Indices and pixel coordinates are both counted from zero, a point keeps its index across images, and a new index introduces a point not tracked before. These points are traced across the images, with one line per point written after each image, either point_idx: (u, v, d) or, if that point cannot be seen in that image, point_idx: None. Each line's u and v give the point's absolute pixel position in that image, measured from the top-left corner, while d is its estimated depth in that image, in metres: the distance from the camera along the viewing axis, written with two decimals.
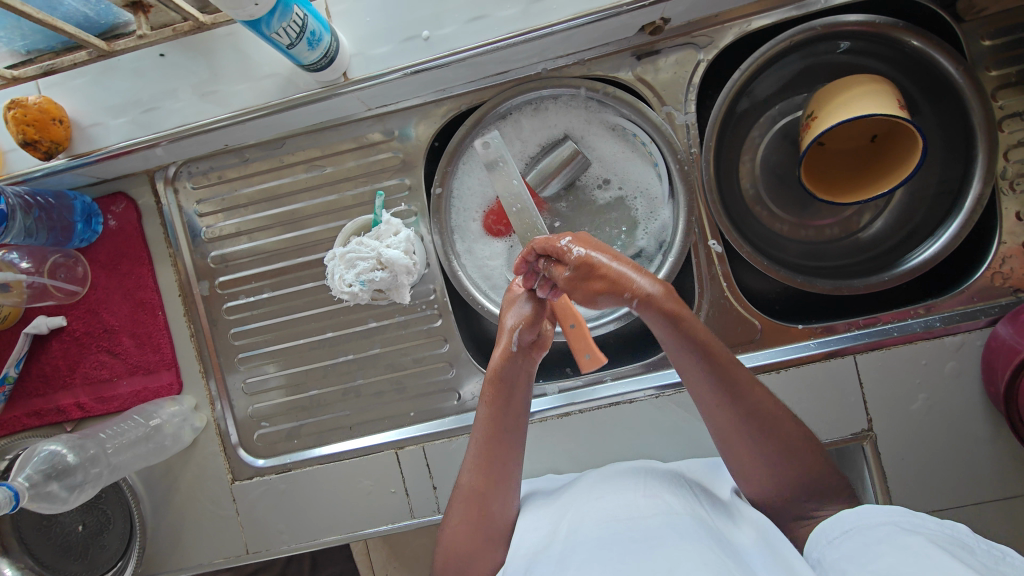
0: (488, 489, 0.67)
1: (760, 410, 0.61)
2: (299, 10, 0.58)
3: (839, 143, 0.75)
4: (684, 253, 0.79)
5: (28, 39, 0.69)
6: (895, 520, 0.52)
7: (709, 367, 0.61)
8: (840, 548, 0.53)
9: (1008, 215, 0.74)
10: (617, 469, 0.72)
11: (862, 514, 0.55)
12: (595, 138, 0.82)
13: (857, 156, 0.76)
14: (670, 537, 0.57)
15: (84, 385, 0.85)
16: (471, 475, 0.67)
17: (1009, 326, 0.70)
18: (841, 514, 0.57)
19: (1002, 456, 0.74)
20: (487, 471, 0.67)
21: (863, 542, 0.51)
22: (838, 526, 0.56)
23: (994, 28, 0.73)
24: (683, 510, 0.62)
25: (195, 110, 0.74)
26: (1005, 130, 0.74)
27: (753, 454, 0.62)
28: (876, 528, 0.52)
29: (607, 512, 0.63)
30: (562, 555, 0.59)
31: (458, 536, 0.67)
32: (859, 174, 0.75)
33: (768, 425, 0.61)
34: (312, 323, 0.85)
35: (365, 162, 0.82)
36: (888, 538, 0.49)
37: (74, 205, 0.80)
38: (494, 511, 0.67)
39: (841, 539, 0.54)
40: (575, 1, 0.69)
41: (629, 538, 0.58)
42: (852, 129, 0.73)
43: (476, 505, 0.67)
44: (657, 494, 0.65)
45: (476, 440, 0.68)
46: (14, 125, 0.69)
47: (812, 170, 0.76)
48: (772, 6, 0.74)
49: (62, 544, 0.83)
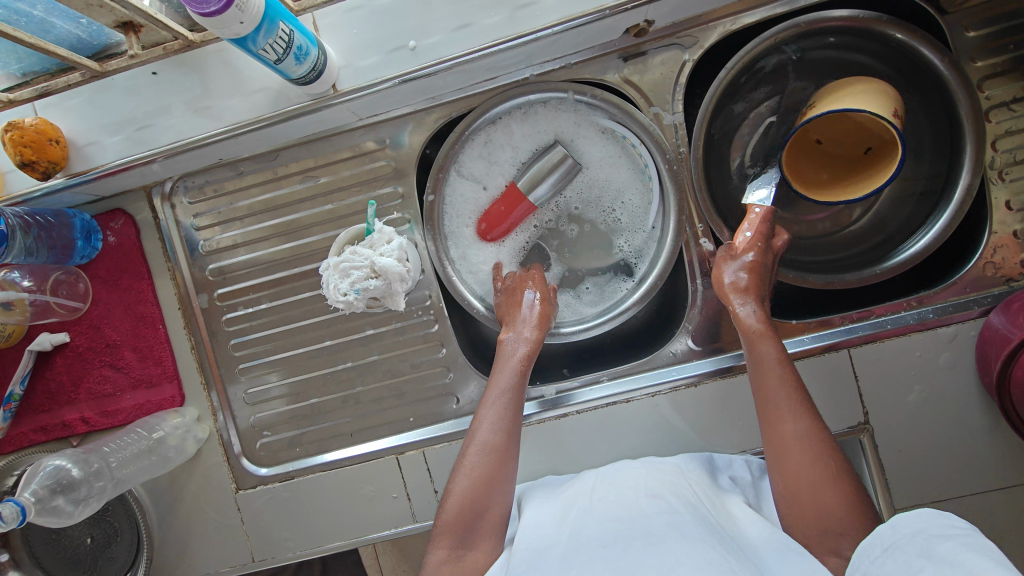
0: (502, 445, 0.68)
1: (807, 437, 0.63)
2: (285, 26, 0.59)
3: (834, 142, 0.76)
4: (675, 252, 0.80)
5: (24, 62, 0.70)
6: (928, 526, 0.51)
7: (773, 378, 0.66)
8: (884, 569, 0.51)
9: (998, 205, 0.74)
10: (618, 469, 0.72)
11: (897, 528, 0.53)
12: (586, 142, 0.82)
13: (843, 163, 0.76)
14: (671, 535, 0.57)
15: (88, 400, 0.87)
16: (489, 433, 0.69)
17: (1002, 315, 0.70)
18: (878, 531, 0.54)
19: (1001, 445, 0.74)
20: (504, 427, 0.69)
21: (906, 561, 0.49)
22: (878, 544, 0.53)
23: (978, 19, 0.73)
24: (684, 507, 0.62)
25: (188, 126, 0.75)
26: (992, 120, 0.74)
27: (784, 469, 0.63)
28: (914, 542, 0.50)
29: (608, 513, 0.64)
30: (566, 554, 0.59)
31: (472, 488, 0.66)
32: (841, 177, 0.75)
33: (803, 452, 0.62)
34: (311, 331, 0.86)
35: (359, 171, 0.83)
36: (929, 553, 0.48)
37: (74, 223, 0.81)
38: (502, 473, 0.67)
39: (881, 560, 0.52)
40: (559, 6, 0.70)
41: (632, 537, 0.59)
42: (852, 134, 0.74)
43: (488, 458, 0.67)
44: (657, 490, 0.66)
45: (495, 402, 0.70)
46: (12, 147, 0.71)
47: (797, 163, 0.76)
48: (756, 4, 0.75)
49: (72, 556, 0.85)
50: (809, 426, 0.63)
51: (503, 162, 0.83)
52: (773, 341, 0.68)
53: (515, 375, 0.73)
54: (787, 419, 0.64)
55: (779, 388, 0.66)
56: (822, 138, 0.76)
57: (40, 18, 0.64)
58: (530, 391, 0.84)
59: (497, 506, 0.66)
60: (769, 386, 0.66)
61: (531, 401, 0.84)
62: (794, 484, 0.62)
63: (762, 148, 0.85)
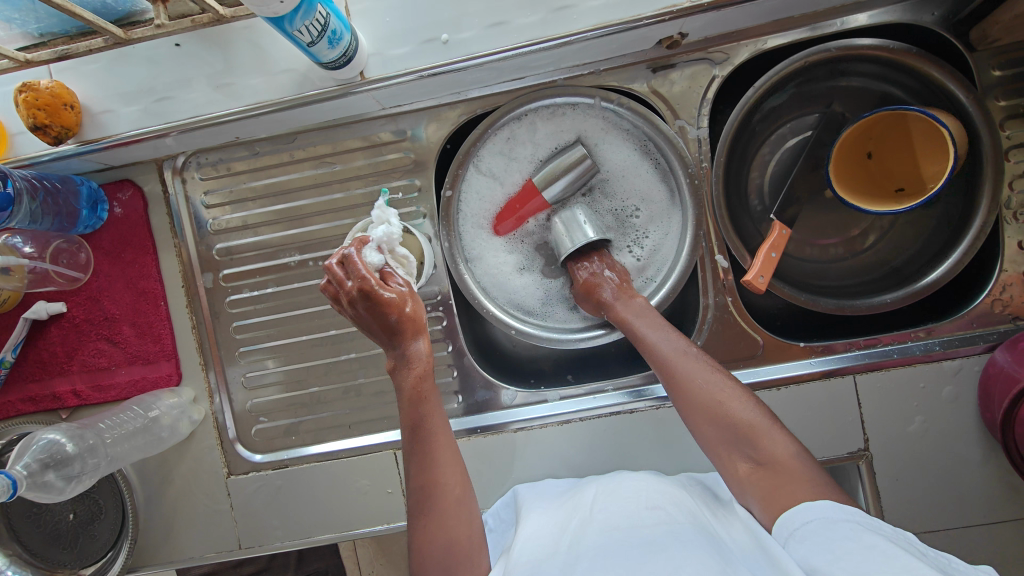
0: (436, 479, 0.64)
1: (690, 376, 0.68)
2: (323, 9, 0.58)
3: (882, 162, 0.78)
4: (690, 267, 0.80)
5: (43, 22, 0.69)
6: (857, 520, 0.54)
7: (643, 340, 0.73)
8: (805, 543, 0.54)
9: (1011, 244, 0.75)
10: (617, 480, 0.72)
11: (823, 508, 0.56)
12: (611, 147, 0.82)
13: (866, 179, 0.79)
14: (670, 543, 0.57)
15: (81, 373, 0.85)
16: (415, 476, 0.65)
17: (1007, 353, 0.70)
18: (802, 507, 0.57)
19: (994, 481, 0.75)
20: (426, 463, 0.64)
21: (828, 539, 0.52)
22: (798, 516, 0.57)
23: (1005, 58, 0.74)
24: (683, 519, 0.63)
25: (208, 102, 0.73)
26: (1011, 160, 0.75)
27: (692, 417, 0.67)
28: (842, 526, 0.53)
29: (606, 522, 0.63)
30: (568, 561, 0.59)
31: (427, 531, 0.63)
32: (855, 191, 0.78)
33: (697, 394, 0.67)
34: (315, 320, 0.85)
35: (376, 161, 0.82)
36: (859, 539, 0.51)
37: (80, 190, 0.79)
38: (442, 504, 0.63)
39: (802, 534, 0.55)
40: (596, 12, 0.69)
41: (630, 543, 0.59)
42: (894, 170, 0.78)
43: (428, 496, 0.64)
44: (658, 503, 0.66)
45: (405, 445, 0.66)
46: (25, 109, 0.68)
47: (847, 150, 0.78)
48: (790, 26, 0.75)
49: (53, 531, 0.82)
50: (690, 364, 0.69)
51: (523, 160, 0.82)
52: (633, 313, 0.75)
53: (421, 406, 0.64)
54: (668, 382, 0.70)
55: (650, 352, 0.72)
56: (874, 155, 0.79)
57: None
58: (534, 395, 0.84)
59: (462, 523, 0.64)
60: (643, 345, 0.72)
61: (534, 404, 0.83)
62: (707, 424, 0.66)
63: (781, 170, 0.86)
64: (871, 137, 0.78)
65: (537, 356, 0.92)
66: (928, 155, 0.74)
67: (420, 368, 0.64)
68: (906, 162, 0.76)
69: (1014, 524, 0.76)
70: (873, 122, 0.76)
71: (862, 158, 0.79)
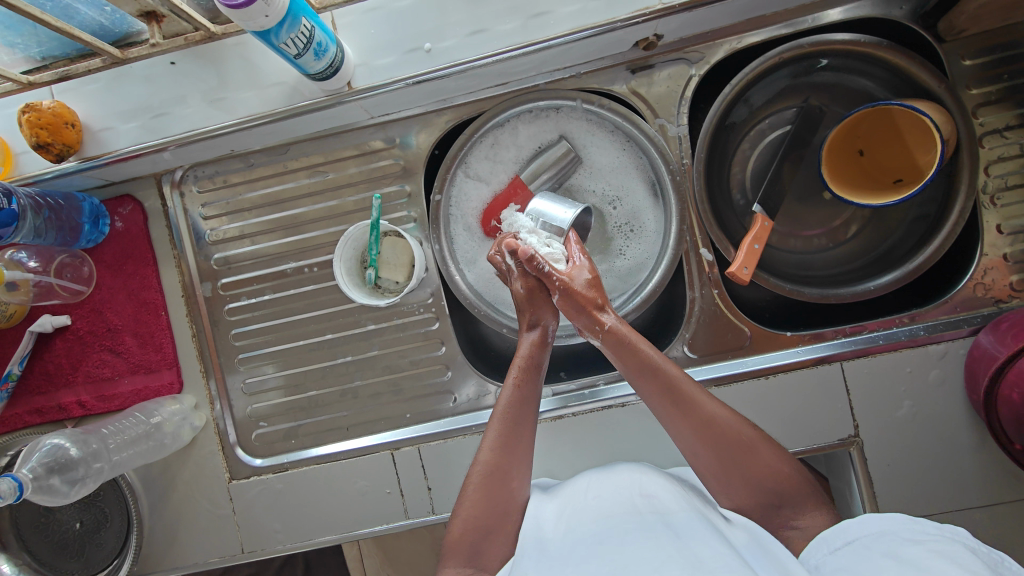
0: (506, 467, 0.69)
1: (715, 422, 0.66)
2: (307, 22, 0.60)
3: (876, 158, 0.81)
4: (676, 259, 0.81)
5: (44, 46, 0.72)
6: (896, 529, 0.57)
7: (661, 378, 0.68)
8: (844, 556, 0.58)
9: (989, 228, 0.77)
10: (612, 468, 0.74)
11: (863, 525, 0.59)
12: (596, 150, 0.84)
13: (863, 174, 0.82)
14: (664, 533, 0.60)
15: (85, 384, 0.87)
16: (490, 454, 0.69)
17: (991, 335, 0.71)
18: (843, 525, 0.61)
19: (985, 463, 0.76)
20: (508, 447, 0.69)
21: (869, 552, 0.55)
22: (840, 536, 0.60)
23: (974, 48, 0.76)
24: (676, 505, 0.65)
25: (203, 116, 0.76)
26: (986, 146, 0.77)
27: (716, 457, 0.66)
28: (879, 540, 0.56)
29: (602, 515, 0.66)
30: (561, 552, 0.62)
31: (473, 507, 0.67)
32: (851, 186, 0.80)
33: (726, 433, 0.66)
34: (312, 325, 0.87)
35: (367, 168, 0.85)
36: (890, 552, 0.54)
37: (82, 207, 0.82)
38: (501, 489, 0.68)
39: (844, 550, 0.58)
40: (573, 16, 0.72)
41: (624, 533, 0.62)
42: (888, 164, 0.80)
43: (496, 482, 0.68)
44: (650, 489, 0.68)
45: (496, 416, 0.71)
46: (28, 128, 0.71)
47: (840, 148, 0.81)
48: (763, 23, 0.77)
49: (59, 542, 0.84)
50: (717, 409, 0.67)
51: (507, 162, 0.84)
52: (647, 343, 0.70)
53: (513, 390, 0.72)
54: (688, 424, 0.66)
55: (667, 390, 0.68)
56: (866, 151, 0.81)
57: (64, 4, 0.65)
58: None
59: (509, 503, 0.68)
60: (667, 385, 0.67)
61: None
62: (731, 466, 0.66)
63: (762, 164, 0.88)
64: (859, 135, 0.80)
65: None
66: (917, 146, 0.76)
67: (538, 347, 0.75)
68: (897, 155, 0.79)
69: (1008, 507, 0.76)
70: (858, 119, 0.78)
71: (855, 155, 0.82)
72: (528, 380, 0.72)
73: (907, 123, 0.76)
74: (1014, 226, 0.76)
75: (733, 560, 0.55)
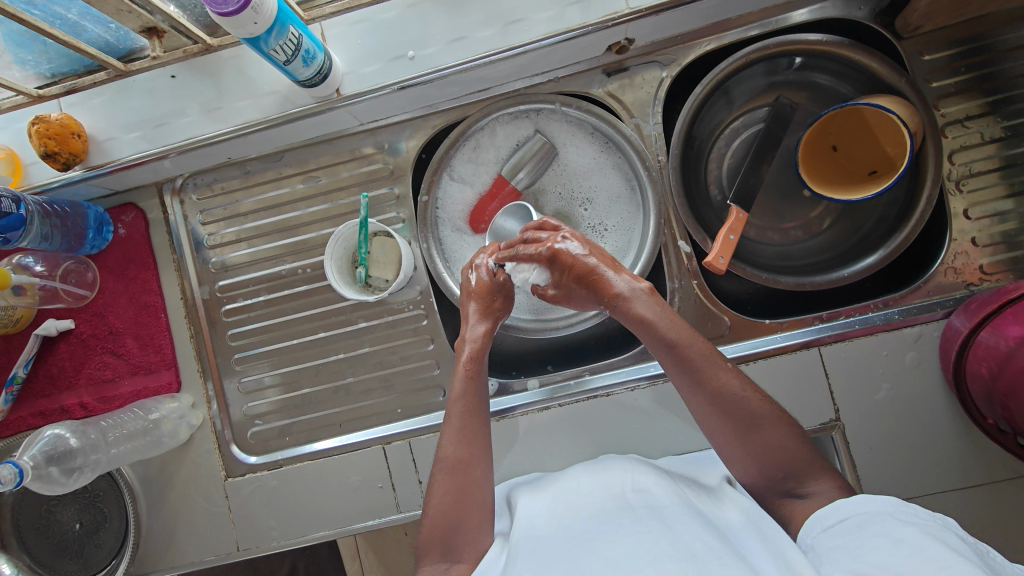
0: (467, 458, 0.70)
1: (724, 392, 0.65)
2: (294, 30, 0.65)
3: (850, 153, 0.83)
4: (655, 250, 0.84)
5: (54, 62, 0.77)
6: (890, 510, 0.56)
7: (670, 346, 0.68)
8: (838, 536, 0.57)
9: (956, 214, 0.79)
10: (605, 463, 0.75)
11: (857, 504, 0.59)
12: (575, 149, 0.88)
13: (838, 169, 0.84)
14: (655, 524, 0.60)
15: (87, 386, 0.89)
16: (452, 448, 0.70)
17: (961, 316, 0.73)
18: (837, 503, 0.60)
19: (966, 444, 0.77)
20: (465, 437, 0.71)
21: (863, 533, 0.55)
22: (834, 514, 0.59)
23: (932, 44, 0.80)
24: (669, 500, 0.65)
25: (202, 125, 0.81)
26: (948, 136, 0.80)
27: (723, 427, 0.66)
28: (874, 519, 0.56)
29: (596, 509, 0.66)
30: (552, 542, 0.62)
31: (446, 498, 0.67)
32: (824, 181, 0.83)
33: (734, 407, 0.65)
34: (306, 324, 0.90)
35: (357, 172, 0.89)
36: (886, 532, 0.53)
37: (88, 214, 0.86)
38: (465, 483, 0.68)
39: (836, 529, 0.58)
40: (547, 22, 0.76)
41: (617, 526, 0.61)
42: (861, 158, 0.83)
43: (457, 473, 0.69)
44: (642, 484, 0.68)
45: (453, 412, 0.73)
46: (37, 139, 0.76)
47: (814, 145, 0.84)
48: (730, 26, 0.81)
49: (59, 543, 0.86)
50: (729, 379, 0.66)
51: (490, 163, 0.88)
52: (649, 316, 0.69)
53: (466, 382, 0.74)
54: (697, 390, 0.67)
55: (675, 357, 0.67)
56: (840, 147, 0.84)
57: (73, 22, 0.71)
58: (516, 385, 0.87)
59: (474, 504, 0.68)
60: (677, 352, 0.67)
61: (517, 392, 0.87)
62: (738, 438, 0.66)
63: (737, 161, 0.91)
64: (831, 132, 0.83)
65: (518, 351, 0.95)
66: (886, 138, 0.79)
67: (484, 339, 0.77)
68: (870, 148, 0.81)
69: (990, 487, 0.77)
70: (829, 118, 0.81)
71: (829, 151, 0.84)
72: (473, 371, 0.75)
73: (875, 117, 0.78)
74: (980, 211, 0.79)
75: (729, 559, 0.54)
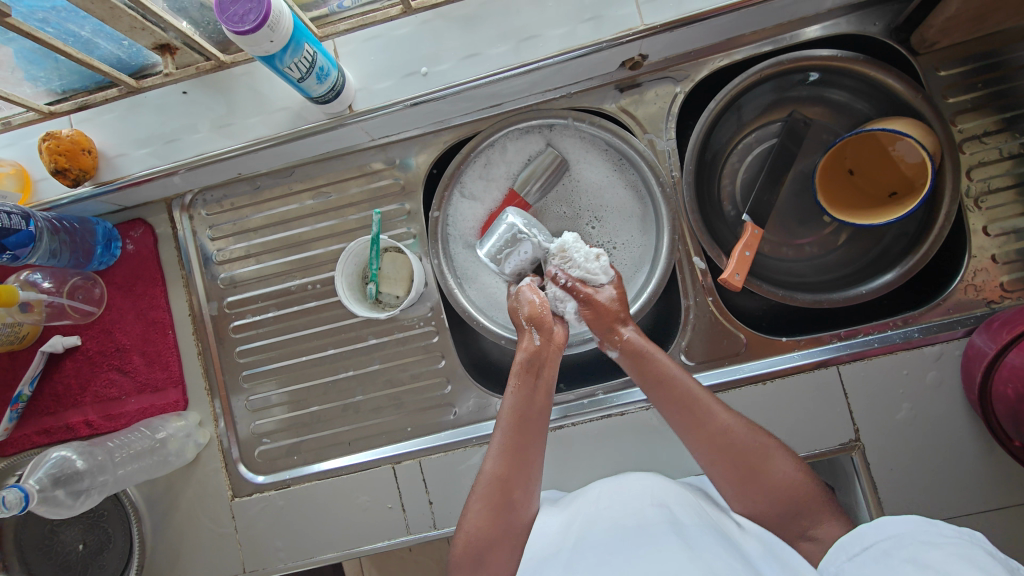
0: (511, 477, 0.68)
1: (726, 428, 0.68)
2: (309, 48, 0.64)
3: (866, 177, 0.83)
4: (670, 267, 0.83)
5: (65, 79, 0.77)
6: (915, 533, 0.55)
7: (667, 385, 0.70)
8: (864, 565, 0.56)
9: (975, 231, 0.78)
10: (625, 478, 0.72)
11: (880, 529, 0.58)
12: (588, 165, 0.87)
13: (858, 194, 0.83)
14: (676, 543, 0.58)
15: (93, 404, 0.88)
16: (495, 463, 0.69)
17: (983, 335, 0.72)
18: (860, 530, 0.59)
19: (989, 464, 0.75)
20: (518, 457, 0.69)
21: (892, 562, 0.54)
22: (858, 542, 0.59)
23: (947, 60, 0.80)
24: (691, 519, 0.63)
25: (213, 141, 0.80)
26: (966, 152, 0.79)
27: (726, 460, 0.67)
28: (898, 545, 0.55)
29: (615, 522, 0.64)
30: (571, 560, 0.60)
31: (482, 516, 0.67)
32: (838, 203, 0.82)
33: (735, 441, 0.67)
34: (315, 340, 0.88)
35: (368, 188, 0.88)
36: (912, 558, 0.52)
37: (96, 230, 0.85)
38: (508, 505, 0.68)
39: (864, 556, 0.57)
40: (561, 38, 0.76)
41: (636, 545, 0.60)
42: (880, 180, 0.81)
43: (498, 491, 0.68)
44: (665, 500, 0.66)
45: (500, 428, 0.71)
46: (47, 155, 0.75)
47: (828, 172, 0.83)
48: (743, 42, 0.81)
49: (63, 563, 0.85)
50: (727, 417, 0.69)
51: (501, 179, 0.88)
52: (663, 354, 0.73)
53: (515, 393, 0.72)
54: (702, 427, 0.68)
55: (676, 397, 0.70)
56: (856, 171, 0.83)
57: (86, 39, 0.71)
58: None
59: (504, 531, 0.67)
60: (679, 391, 0.70)
61: None
62: (747, 476, 0.66)
63: (749, 176, 0.91)
64: (845, 156, 0.82)
65: None
66: (903, 158, 0.77)
67: (548, 346, 0.75)
68: (886, 171, 0.80)
69: (1015, 510, 0.75)
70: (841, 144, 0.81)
71: (845, 175, 0.84)
72: (526, 384, 0.73)
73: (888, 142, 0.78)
74: (1000, 228, 0.78)
75: None
